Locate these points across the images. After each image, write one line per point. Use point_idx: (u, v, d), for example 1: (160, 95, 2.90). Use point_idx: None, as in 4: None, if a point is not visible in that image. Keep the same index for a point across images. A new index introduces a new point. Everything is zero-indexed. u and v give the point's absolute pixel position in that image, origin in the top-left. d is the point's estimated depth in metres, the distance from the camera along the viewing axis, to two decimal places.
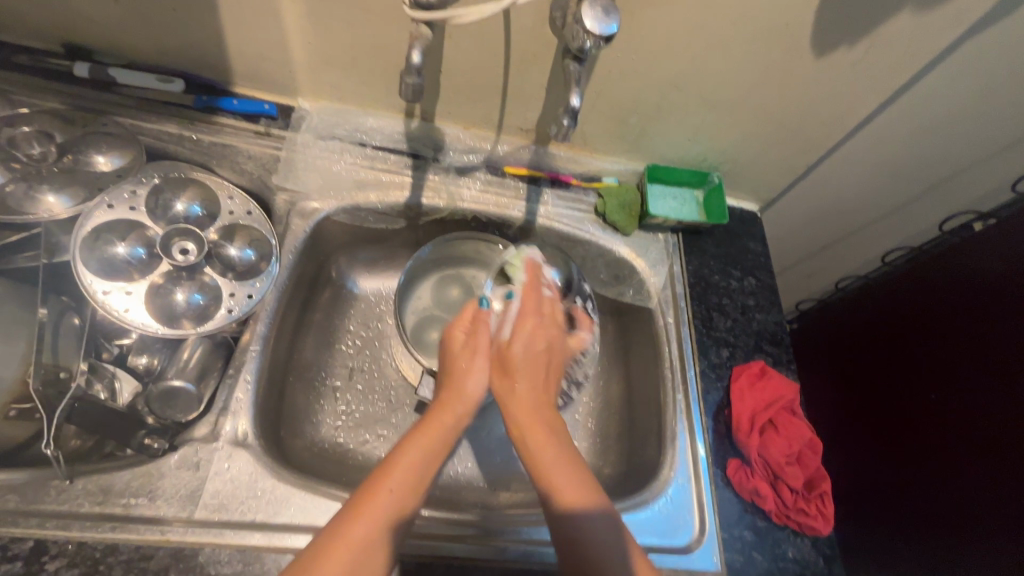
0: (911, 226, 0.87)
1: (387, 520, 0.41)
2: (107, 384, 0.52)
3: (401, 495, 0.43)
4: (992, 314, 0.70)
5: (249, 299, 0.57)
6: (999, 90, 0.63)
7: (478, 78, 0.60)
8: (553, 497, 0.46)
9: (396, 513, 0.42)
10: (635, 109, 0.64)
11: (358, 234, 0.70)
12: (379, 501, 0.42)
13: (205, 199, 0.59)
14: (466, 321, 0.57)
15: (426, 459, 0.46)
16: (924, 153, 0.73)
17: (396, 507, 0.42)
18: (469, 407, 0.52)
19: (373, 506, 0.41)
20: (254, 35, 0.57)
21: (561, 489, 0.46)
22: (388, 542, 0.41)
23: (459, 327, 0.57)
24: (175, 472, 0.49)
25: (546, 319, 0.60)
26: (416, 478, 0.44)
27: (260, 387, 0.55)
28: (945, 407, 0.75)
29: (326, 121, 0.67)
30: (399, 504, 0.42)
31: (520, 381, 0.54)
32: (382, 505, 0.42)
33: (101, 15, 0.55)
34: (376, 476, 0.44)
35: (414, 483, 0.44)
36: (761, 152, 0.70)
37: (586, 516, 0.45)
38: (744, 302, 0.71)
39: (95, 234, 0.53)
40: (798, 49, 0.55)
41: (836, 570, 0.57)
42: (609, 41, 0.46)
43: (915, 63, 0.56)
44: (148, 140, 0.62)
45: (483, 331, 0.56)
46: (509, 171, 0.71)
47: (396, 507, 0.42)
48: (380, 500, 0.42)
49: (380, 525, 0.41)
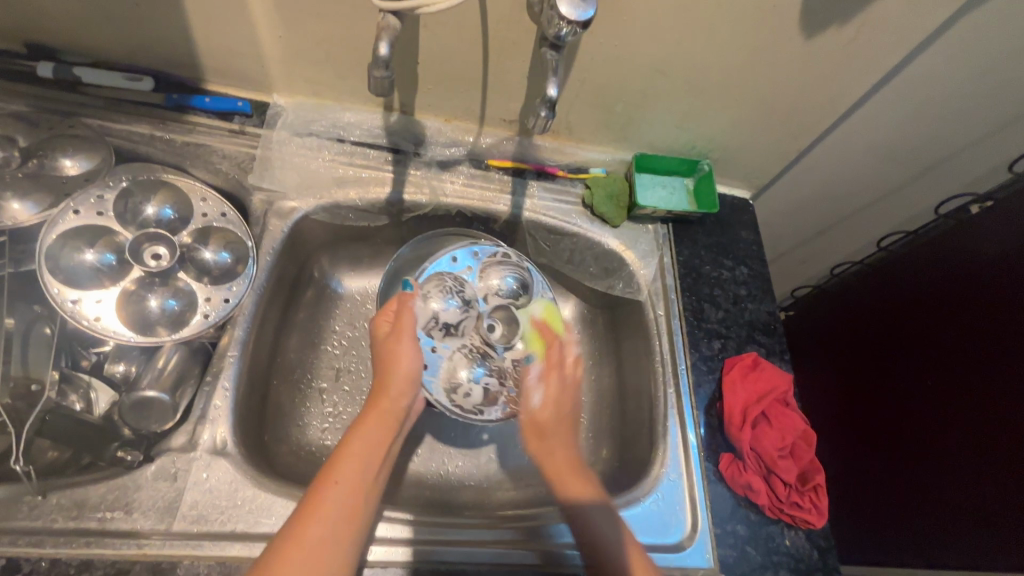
0: (906, 210, 0.85)
1: (339, 515, 0.41)
2: (83, 395, 0.51)
3: (350, 487, 0.43)
4: (989, 299, 0.69)
5: (226, 304, 0.56)
6: (995, 69, 0.61)
7: (456, 69, 0.58)
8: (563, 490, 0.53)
9: (348, 505, 0.42)
10: (620, 96, 0.62)
11: (340, 233, 0.68)
12: (330, 496, 0.42)
13: (177, 202, 0.57)
14: (391, 313, 0.56)
15: (370, 448, 0.46)
16: (917, 136, 0.71)
17: (349, 499, 0.42)
18: (403, 389, 0.52)
19: (323, 504, 0.41)
20: (223, 30, 0.55)
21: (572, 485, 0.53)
22: (348, 534, 0.41)
23: (385, 318, 0.56)
24: (152, 483, 0.48)
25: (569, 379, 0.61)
26: (362, 468, 0.45)
27: (240, 393, 0.54)
28: (942, 395, 0.74)
29: (302, 117, 0.66)
30: (350, 497, 0.43)
31: (555, 436, 0.57)
32: (334, 500, 0.42)
33: (61, 12, 0.53)
34: (325, 472, 0.44)
35: (362, 473, 0.44)
36: (751, 139, 0.68)
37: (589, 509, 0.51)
38: (736, 292, 0.70)
39: (63, 240, 0.52)
40: (787, 29, 0.52)
41: (830, 562, 0.56)
42: (586, 27, 0.44)
43: (907, 42, 0.54)
44: (117, 141, 0.60)
45: (406, 315, 0.55)
46: (494, 164, 0.69)
47: (348, 499, 0.42)
48: (327, 496, 0.42)
49: (334, 519, 0.41)
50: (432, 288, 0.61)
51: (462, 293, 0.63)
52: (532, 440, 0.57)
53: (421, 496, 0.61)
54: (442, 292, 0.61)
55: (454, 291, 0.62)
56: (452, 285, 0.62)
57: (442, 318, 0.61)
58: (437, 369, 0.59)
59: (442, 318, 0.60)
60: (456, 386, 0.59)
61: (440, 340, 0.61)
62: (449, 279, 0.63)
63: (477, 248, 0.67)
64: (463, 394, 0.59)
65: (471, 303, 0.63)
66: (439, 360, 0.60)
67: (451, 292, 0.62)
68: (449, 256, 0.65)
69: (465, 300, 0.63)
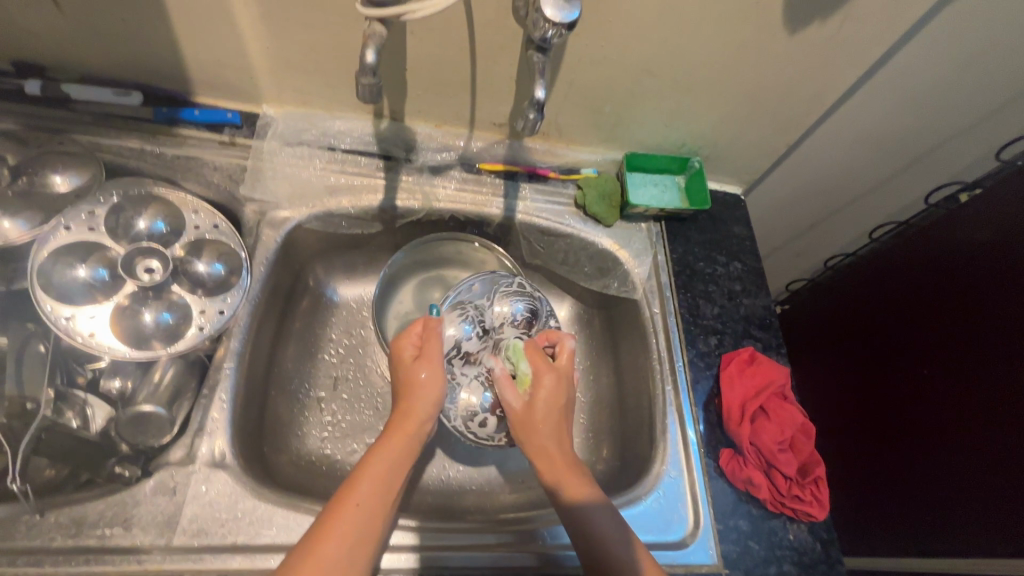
0: (898, 200, 0.86)
1: (356, 535, 0.41)
2: (79, 412, 0.50)
3: (370, 508, 0.43)
4: (984, 285, 0.69)
5: (220, 315, 0.56)
6: (977, 59, 0.61)
7: (444, 74, 0.58)
8: (561, 492, 0.49)
9: (368, 525, 0.42)
10: (609, 97, 0.62)
11: (333, 241, 0.68)
12: (350, 515, 0.42)
13: (169, 215, 0.57)
14: (416, 335, 0.55)
15: (391, 469, 0.46)
16: (903, 127, 0.72)
17: (367, 520, 0.42)
18: (428, 412, 0.51)
19: (342, 522, 0.41)
20: (210, 43, 0.55)
21: (568, 484, 0.49)
22: (362, 556, 0.41)
23: (409, 340, 0.55)
24: (151, 498, 0.48)
25: (562, 386, 0.55)
26: (383, 489, 0.44)
27: (237, 405, 0.54)
28: (940, 380, 0.74)
29: (292, 127, 0.66)
30: (368, 518, 0.42)
31: (542, 432, 0.52)
32: (353, 520, 0.42)
33: (47, 31, 0.53)
34: (344, 493, 0.44)
35: (382, 494, 0.44)
36: (739, 135, 0.69)
37: (589, 512, 0.48)
38: (731, 287, 0.70)
39: (55, 256, 0.51)
40: (771, 25, 0.53)
41: (834, 554, 0.56)
42: (572, 28, 0.44)
43: (889, 35, 0.55)
44: (107, 156, 0.60)
45: (433, 340, 0.54)
46: (485, 167, 0.69)
47: (367, 519, 0.42)
48: (348, 515, 0.42)
49: (352, 540, 0.41)
50: (453, 316, 0.61)
51: (482, 321, 0.62)
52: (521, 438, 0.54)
53: (423, 502, 0.61)
54: (462, 320, 0.61)
55: (475, 318, 0.62)
56: (472, 312, 0.62)
57: (462, 347, 0.60)
58: (454, 397, 0.59)
59: (462, 346, 0.60)
60: (471, 413, 0.59)
61: (459, 368, 0.60)
62: (468, 305, 0.63)
63: (496, 276, 0.66)
64: (478, 423, 0.58)
65: (490, 330, 0.62)
66: (457, 388, 0.59)
67: (471, 320, 0.62)
68: (469, 283, 0.64)
69: (485, 327, 0.62)
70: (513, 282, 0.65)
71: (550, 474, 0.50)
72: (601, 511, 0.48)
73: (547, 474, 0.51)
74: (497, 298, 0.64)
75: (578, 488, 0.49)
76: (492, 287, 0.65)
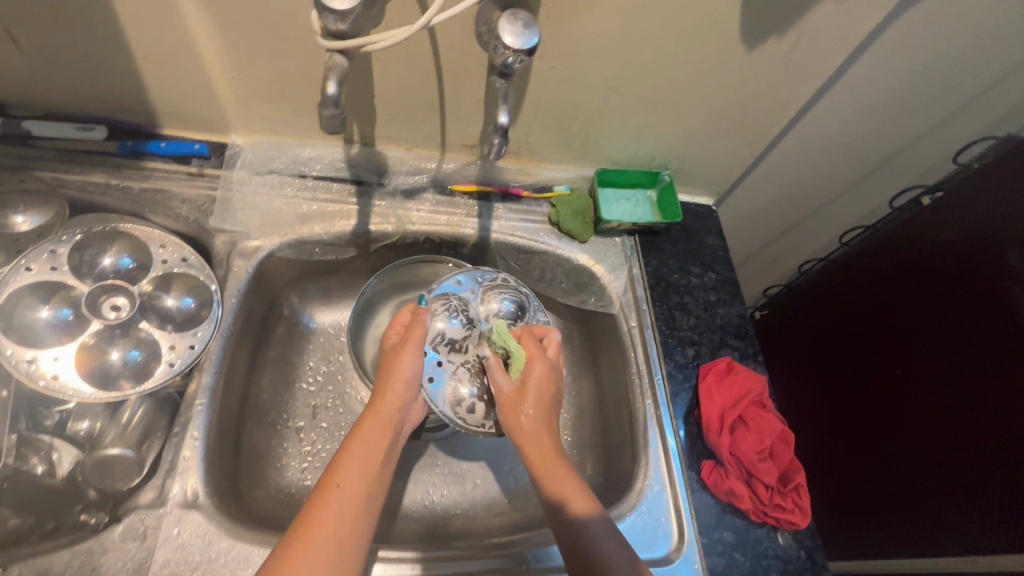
0: (864, 205, 0.88)
1: (340, 516, 0.43)
2: (45, 456, 0.49)
3: (352, 489, 0.45)
4: (955, 287, 0.70)
5: (191, 350, 0.55)
6: (928, 68, 0.64)
7: (412, 99, 0.59)
8: (552, 488, 0.49)
9: (351, 507, 0.44)
10: (577, 115, 0.63)
11: (307, 268, 0.68)
12: (333, 499, 0.44)
13: (135, 250, 0.56)
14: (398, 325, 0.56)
15: (372, 451, 0.48)
16: (864, 135, 0.74)
17: (350, 502, 0.44)
18: (405, 393, 0.52)
19: (327, 506, 0.43)
20: (175, 76, 0.55)
21: (563, 490, 0.49)
22: (349, 535, 0.43)
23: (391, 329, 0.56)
24: (120, 544, 0.46)
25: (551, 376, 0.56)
26: (365, 471, 0.46)
27: (211, 441, 0.53)
28: (915, 379, 0.75)
29: (262, 155, 0.65)
30: (351, 500, 0.44)
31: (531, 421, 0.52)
32: (337, 504, 0.43)
33: (6, 69, 0.53)
34: (327, 478, 0.45)
35: (363, 476, 0.46)
36: (706, 148, 0.70)
37: (580, 519, 0.47)
38: (706, 298, 0.71)
39: (14, 300, 0.50)
40: (728, 44, 0.54)
41: (818, 561, 0.56)
42: (532, 54, 0.45)
43: (842, 50, 0.57)
44: (71, 192, 0.59)
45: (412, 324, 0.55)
46: (459, 189, 0.70)
47: (350, 501, 0.44)
48: (332, 498, 0.44)
49: (337, 521, 0.43)
50: (438, 307, 0.59)
51: (466, 312, 0.61)
52: (516, 420, 0.53)
53: (407, 530, 0.60)
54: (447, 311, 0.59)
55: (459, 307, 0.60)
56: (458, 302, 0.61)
57: (447, 335, 0.58)
58: (441, 384, 0.56)
59: (448, 333, 0.58)
60: (460, 400, 0.55)
61: (445, 355, 0.57)
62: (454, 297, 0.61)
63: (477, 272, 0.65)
64: (466, 410, 0.55)
65: (475, 321, 0.61)
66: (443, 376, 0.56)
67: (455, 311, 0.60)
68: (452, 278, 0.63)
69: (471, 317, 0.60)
70: (495, 278, 0.65)
71: (542, 468, 0.50)
72: (587, 502, 0.48)
73: (544, 471, 0.50)
74: (482, 295, 0.63)
75: (583, 503, 0.48)
76: (475, 282, 0.64)
